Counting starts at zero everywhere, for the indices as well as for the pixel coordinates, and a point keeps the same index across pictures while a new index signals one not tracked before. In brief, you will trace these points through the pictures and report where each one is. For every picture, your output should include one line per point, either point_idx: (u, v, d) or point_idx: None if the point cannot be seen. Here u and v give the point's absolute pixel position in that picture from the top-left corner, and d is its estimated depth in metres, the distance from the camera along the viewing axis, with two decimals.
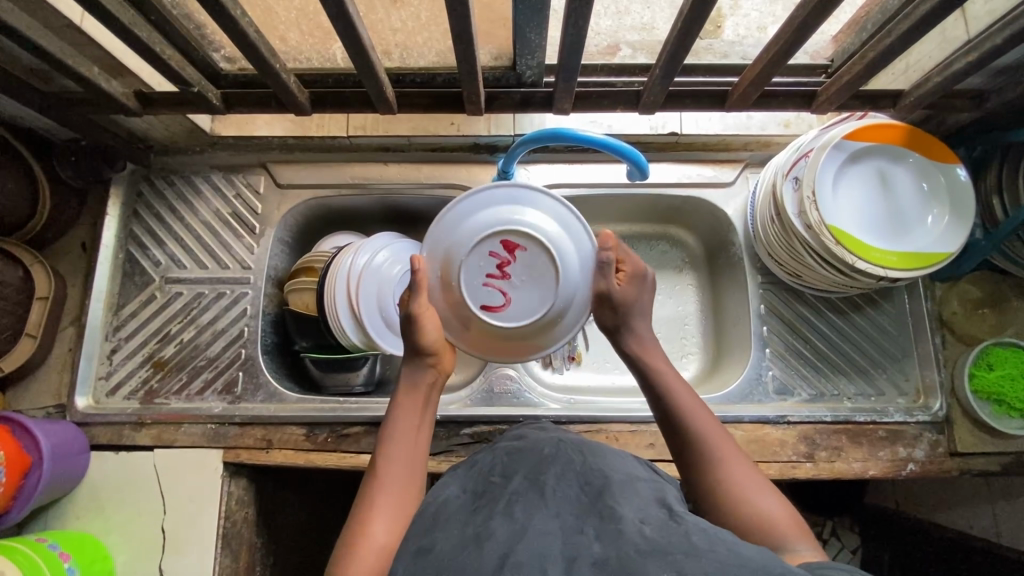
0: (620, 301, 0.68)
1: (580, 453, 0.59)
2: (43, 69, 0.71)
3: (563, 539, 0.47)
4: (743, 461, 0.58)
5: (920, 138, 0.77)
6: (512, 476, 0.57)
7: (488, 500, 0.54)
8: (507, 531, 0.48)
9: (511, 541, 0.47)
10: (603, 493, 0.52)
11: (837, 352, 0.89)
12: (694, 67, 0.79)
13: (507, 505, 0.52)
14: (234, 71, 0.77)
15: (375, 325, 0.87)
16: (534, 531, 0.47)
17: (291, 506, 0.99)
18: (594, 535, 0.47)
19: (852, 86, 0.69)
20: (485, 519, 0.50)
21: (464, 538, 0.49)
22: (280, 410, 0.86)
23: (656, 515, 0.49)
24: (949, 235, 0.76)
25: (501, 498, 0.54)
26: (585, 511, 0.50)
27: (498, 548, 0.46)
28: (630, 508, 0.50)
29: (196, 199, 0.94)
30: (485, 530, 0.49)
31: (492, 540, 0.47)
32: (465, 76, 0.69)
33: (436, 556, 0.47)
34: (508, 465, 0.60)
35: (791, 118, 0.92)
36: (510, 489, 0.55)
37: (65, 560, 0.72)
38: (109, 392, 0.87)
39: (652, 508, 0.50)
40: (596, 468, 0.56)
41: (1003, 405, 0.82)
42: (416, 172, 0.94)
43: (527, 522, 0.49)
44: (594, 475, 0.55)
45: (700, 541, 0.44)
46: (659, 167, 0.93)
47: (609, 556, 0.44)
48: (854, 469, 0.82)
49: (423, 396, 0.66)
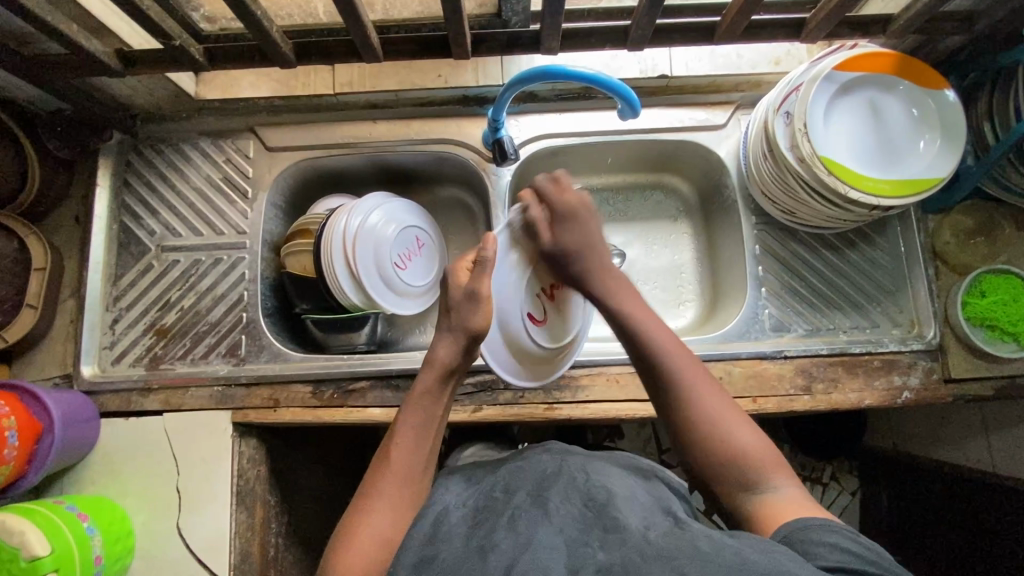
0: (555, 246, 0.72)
1: (584, 471, 0.61)
2: (23, 32, 0.70)
3: (569, 552, 0.50)
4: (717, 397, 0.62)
5: (910, 65, 0.76)
6: (515, 492, 0.60)
7: (492, 513, 0.57)
8: (511, 544, 0.51)
9: (516, 551, 0.50)
10: (607, 506, 0.55)
11: (832, 287, 0.90)
12: (682, 9, 0.76)
13: (511, 520, 0.55)
14: (212, 31, 0.76)
15: (366, 255, 0.87)
16: (538, 544, 0.50)
17: (305, 468, 1.01)
18: (599, 546, 0.50)
19: (839, 12, 0.69)
20: (490, 532, 0.54)
21: (469, 548, 0.53)
22: (285, 369, 0.87)
23: (662, 524, 0.53)
24: (941, 160, 0.76)
25: (504, 511, 0.57)
26: (589, 525, 0.53)
27: (503, 558, 0.49)
28: (634, 518, 0.53)
29: (186, 166, 0.93)
30: (489, 542, 0.52)
31: (497, 551, 0.51)
32: (451, 17, 0.68)
33: (442, 562, 0.52)
34: (510, 480, 0.63)
35: (781, 55, 0.91)
36: (513, 504, 0.57)
37: (84, 520, 0.74)
38: (114, 361, 0.88)
39: (658, 518, 0.55)
40: (600, 484, 0.59)
41: (996, 330, 0.83)
42: (405, 129, 0.93)
43: (532, 535, 0.52)
44: (598, 491, 0.57)
45: (705, 545, 0.46)
46: (650, 113, 0.92)
47: (613, 563, 0.47)
48: (850, 399, 0.84)
49: (437, 376, 0.67)
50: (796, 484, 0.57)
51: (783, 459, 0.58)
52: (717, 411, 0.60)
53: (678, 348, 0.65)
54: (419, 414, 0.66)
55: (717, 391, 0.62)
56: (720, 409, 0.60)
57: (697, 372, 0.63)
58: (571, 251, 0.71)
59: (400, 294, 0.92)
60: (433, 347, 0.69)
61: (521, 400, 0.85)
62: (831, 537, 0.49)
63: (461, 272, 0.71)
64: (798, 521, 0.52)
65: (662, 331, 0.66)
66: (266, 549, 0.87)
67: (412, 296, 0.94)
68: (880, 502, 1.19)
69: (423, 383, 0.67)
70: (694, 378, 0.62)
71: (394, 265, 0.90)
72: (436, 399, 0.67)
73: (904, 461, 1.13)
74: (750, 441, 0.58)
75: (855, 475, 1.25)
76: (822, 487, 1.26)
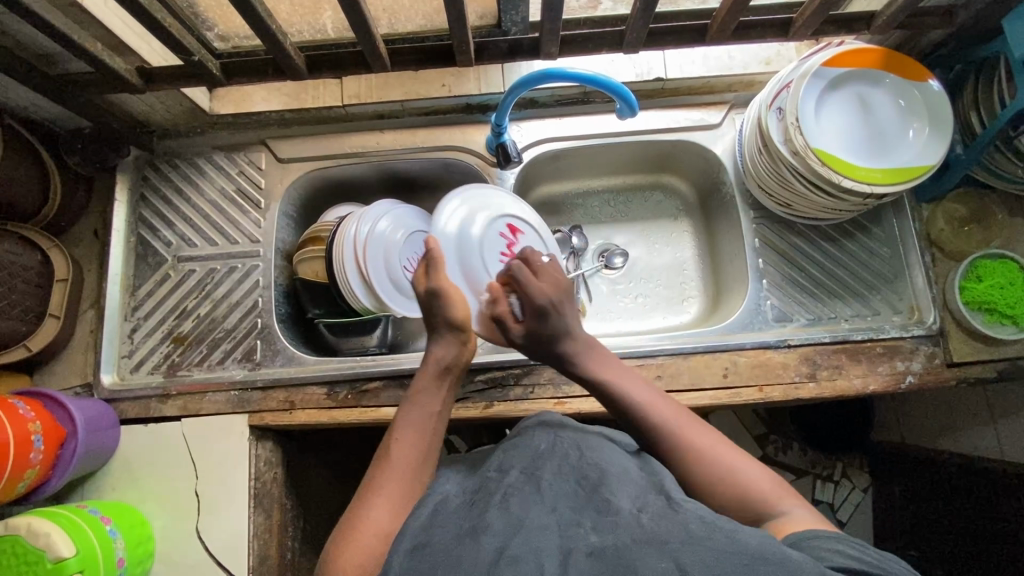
0: (530, 338, 0.75)
1: (577, 448, 0.63)
2: (50, 53, 0.74)
3: (560, 533, 0.51)
4: (710, 436, 0.63)
5: (895, 60, 0.80)
6: (508, 471, 0.61)
7: (484, 495, 0.58)
8: (504, 524, 0.52)
9: (508, 534, 0.51)
10: (599, 486, 0.56)
11: (832, 277, 0.92)
12: (674, 14, 0.80)
13: (503, 499, 0.55)
14: (227, 49, 0.81)
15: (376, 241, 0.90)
16: (531, 526, 0.51)
17: (317, 473, 1.02)
18: (591, 527, 0.51)
19: (824, 10, 0.72)
20: (482, 513, 0.55)
21: (462, 530, 0.53)
22: (299, 372, 0.89)
23: (654, 502, 0.54)
24: (930, 148, 0.78)
25: (497, 492, 0.57)
26: (582, 505, 0.54)
27: (495, 540, 0.50)
28: (627, 496, 0.54)
29: (200, 179, 0.96)
30: (481, 523, 0.53)
31: (489, 534, 0.51)
32: (455, 25, 0.72)
33: (433, 546, 0.52)
34: (505, 461, 0.63)
35: (772, 56, 0.94)
36: (506, 483, 0.58)
37: (106, 523, 0.76)
38: (133, 368, 0.90)
39: (650, 495, 0.55)
40: (592, 462, 0.60)
41: (995, 313, 0.84)
42: (411, 137, 0.96)
43: (523, 517, 0.52)
44: (590, 469, 0.59)
45: (698, 529, 0.48)
46: (648, 115, 0.96)
47: (606, 546, 0.48)
48: (855, 385, 0.85)
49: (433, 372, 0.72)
50: (806, 506, 0.57)
51: (790, 486, 0.59)
52: (713, 452, 0.61)
53: (664, 402, 0.67)
54: (417, 412, 0.69)
55: (707, 434, 0.63)
56: (721, 449, 0.62)
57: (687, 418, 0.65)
58: (547, 339, 0.74)
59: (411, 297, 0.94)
60: (430, 349, 0.75)
61: (531, 395, 0.87)
62: (834, 544, 0.50)
63: (420, 278, 0.78)
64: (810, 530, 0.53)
65: (648, 388, 0.69)
66: (282, 552, 0.88)
67: None
68: (892, 496, 1.19)
69: (420, 383, 0.71)
70: (681, 426, 0.64)
71: (403, 268, 0.93)
72: (431, 397, 0.71)
73: (914, 453, 1.13)
74: (754, 475, 0.59)
75: (866, 472, 1.23)
76: (833, 484, 1.24)
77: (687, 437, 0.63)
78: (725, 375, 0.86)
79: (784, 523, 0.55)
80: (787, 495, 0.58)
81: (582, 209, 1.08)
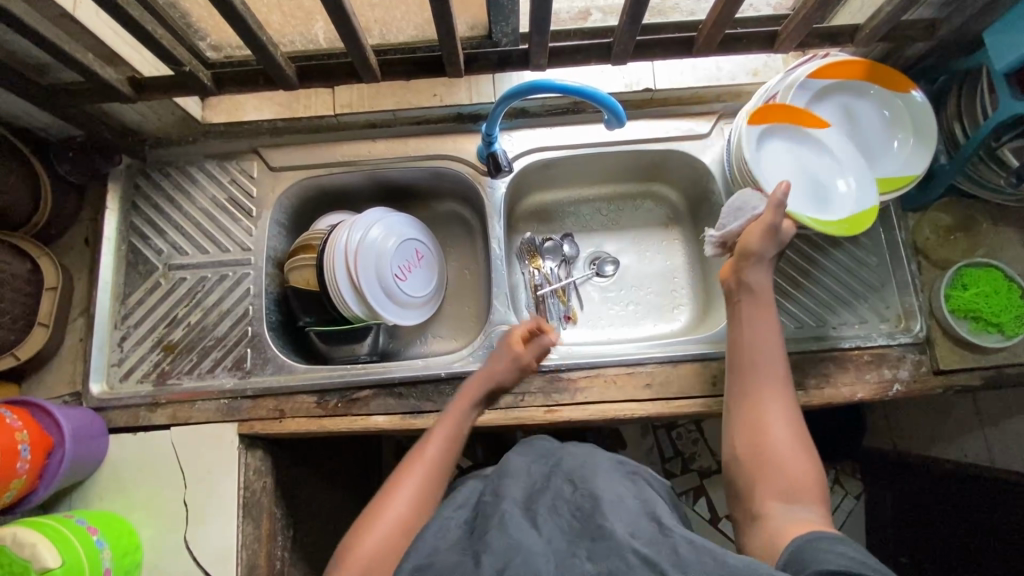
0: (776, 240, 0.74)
1: (570, 481, 0.61)
2: (42, 63, 0.74)
3: (557, 563, 0.51)
4: (789, 407, 0.67)
5: (880, 71, 0.80)
6: (504, 496, 0.61)
7: (482, 518, 0.59)
8: (503, 545, 0.53)
9: (507, 556, 0.51)
10: (594, 513, 0.56)
11: (819, 285, 0.93)
12: (663, 26, 0.81)
13: (501, 521, 0.56)
14: (220, 58, 0.81)
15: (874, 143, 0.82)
16: (530, 548, 0.52)
17: (307, 482, 1.01)
18: (586, 556, 0.52)
19: (808, 23, 0.73)
20: (483, 535, 0.56)
21: (464, 555, 0.55)
22: (289, 380, 0.89)
23: (646, 528, 0.54)
24: (915, 157, 0.80)
25: (494, 516, 0.57)
26: (576, 535, 0.54)
27: (496, 561, 0.51)
28: (619, 523, 0.54)
29: (192, 187, 0.97)
30: (481, 545, 0.54)
31: (489, 553, 0.52)
32: (444, 37, 0.72)
33: (436, 566, 0.55)
34: (496, 484, 0.64)
35: (760, 67, 0.96)
36: (502, 507, 0.58)
37: (94, 533, 0.75)
38: (122, 377, 0.90)
39: (643, 522, 0.55)
40: (586, 491, 0.59)
41: (981, 322, 0.85)
42: (404, 146, 0.97)
43: (521, 539, 0.53)
44: (584, 498, 0.58)
45: (687, 553, 0.49)
46: (639, 125, 0.96)
47: None
48: (843, 393, 0.86)
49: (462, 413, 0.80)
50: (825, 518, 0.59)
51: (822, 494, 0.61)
52: (785, 423, 0.66)
53: (777, 353, 0.71)
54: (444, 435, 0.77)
55: (790, 405, 0.67)
56: (788, 436, 0.65)
57: (787, 391, 0.69)
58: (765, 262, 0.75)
59: (400, 304, 0.95)
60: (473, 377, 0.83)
61: (521, 403, 0.87)
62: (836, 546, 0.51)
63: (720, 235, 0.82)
64: (808, 535, 0.54)
65: (771, 336, 0.72)
66: (272, 561, 0.87)
67: (413, 306, 0.97)
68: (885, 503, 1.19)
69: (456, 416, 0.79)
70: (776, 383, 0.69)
71: (395, 276, 0.93)
72: (472, 406, 0.82)
73: (903, 460, 1.14)
74: (801, 470, 0.62)
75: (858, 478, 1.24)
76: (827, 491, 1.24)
77: (775, 394, 0.68)
78: (714, 383, 0.86)
79: (800, 518, 0.58)
80: (817, 499, 0.60)
81: (574, 217, 1.09)
